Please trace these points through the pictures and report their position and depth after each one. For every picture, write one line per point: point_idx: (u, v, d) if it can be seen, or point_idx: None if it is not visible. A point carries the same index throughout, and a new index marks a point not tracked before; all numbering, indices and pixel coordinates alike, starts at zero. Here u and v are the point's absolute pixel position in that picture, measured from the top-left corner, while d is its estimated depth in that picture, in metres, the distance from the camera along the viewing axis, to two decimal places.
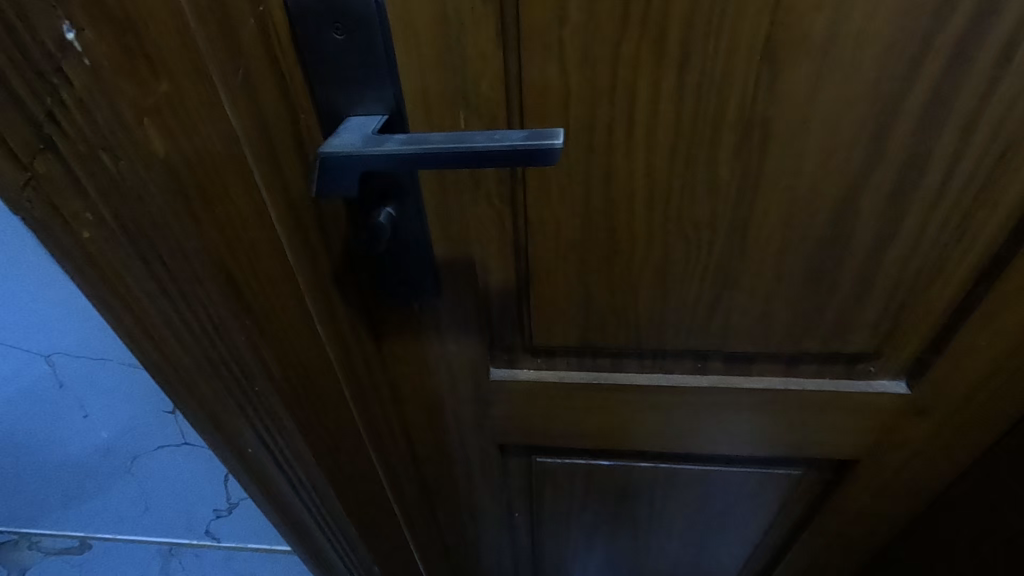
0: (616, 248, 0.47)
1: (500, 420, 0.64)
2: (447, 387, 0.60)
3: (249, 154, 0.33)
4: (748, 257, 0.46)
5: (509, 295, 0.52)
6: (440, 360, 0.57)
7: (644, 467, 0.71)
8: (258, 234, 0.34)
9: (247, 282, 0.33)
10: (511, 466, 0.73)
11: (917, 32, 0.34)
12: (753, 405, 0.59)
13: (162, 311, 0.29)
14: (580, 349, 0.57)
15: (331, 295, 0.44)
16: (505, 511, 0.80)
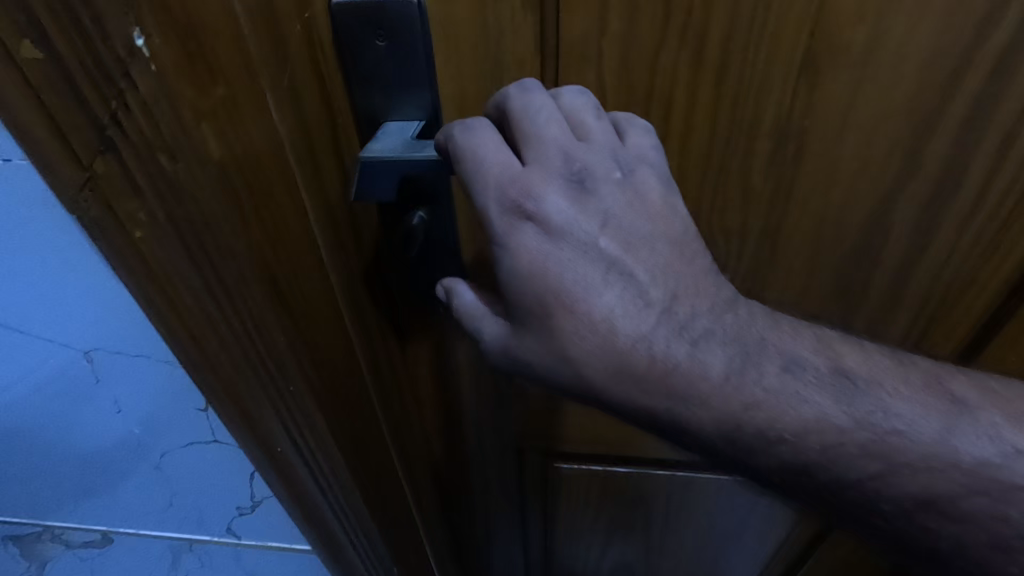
0: None
1: (520, 423, 0.64)
2: (469, 389, 0.60)
3: (291, 156, 0.33)
4: (777, 266, 0.46)
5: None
6: (463, 362, 0.57)
7: (661, 474, 0.71)
8: (297, 234, 0.34)
9: (286, 281, 0.34)
10: (528, 471, 0.73)
11: (959, 46, 0.34)
12: None
13: (207, 311, 0.29)
14: None
15: (361, 295, 0.44)
16: (518, 515, 0.79)
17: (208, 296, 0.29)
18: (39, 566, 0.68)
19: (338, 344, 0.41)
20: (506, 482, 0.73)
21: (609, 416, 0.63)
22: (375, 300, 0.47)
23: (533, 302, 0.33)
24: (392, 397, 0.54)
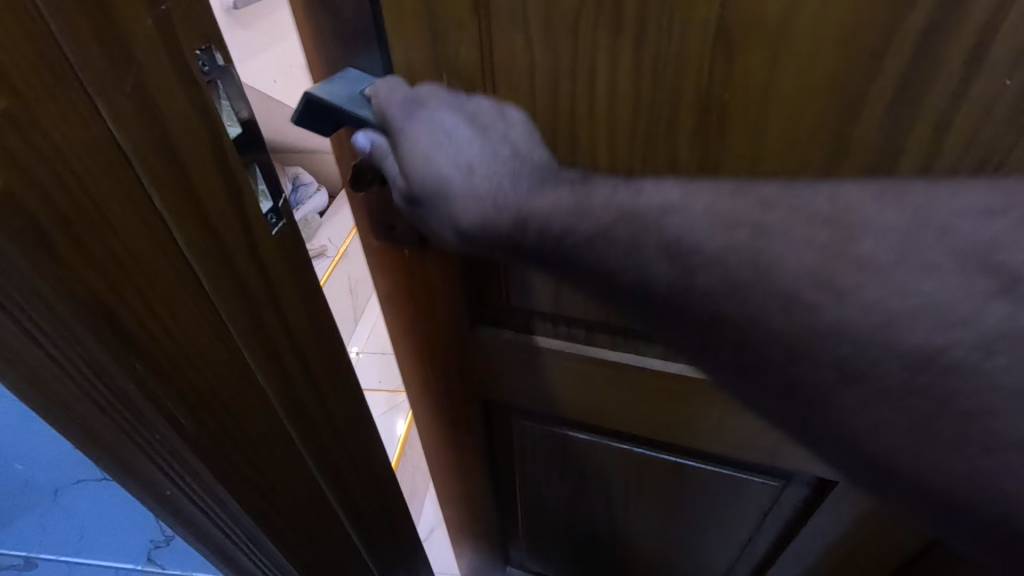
0: None
1: (481, 375, 0.68)
2: (435, 336, 0.65)
3: (146, 183, 0.30)
4: None
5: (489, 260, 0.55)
6: (428, 311, 0.62)
7: (618, 445, 0.74)
8: (154, 265, 0.31)
9: (135, 317, 0.30)
10: (496, 420, 0.78)
11: (875, 27, 0.30)
12: (730, 407, 0.58)
13: (22, 342, 0.27)
14: (555, 316, 0.59)
15: (272, 331, 0.40)
16: (487, 467, 0.85)
17: (29, 342, 0.27)
18: (29, 566, 0.64)
19: (231, 376, 0.38)
20: (472, 433, 0.79)
21: (565, 383, 0.65)
22: (287, 330, 0.42)
23: (416, 179, 0.37)
24: (327, 423, 0.50)
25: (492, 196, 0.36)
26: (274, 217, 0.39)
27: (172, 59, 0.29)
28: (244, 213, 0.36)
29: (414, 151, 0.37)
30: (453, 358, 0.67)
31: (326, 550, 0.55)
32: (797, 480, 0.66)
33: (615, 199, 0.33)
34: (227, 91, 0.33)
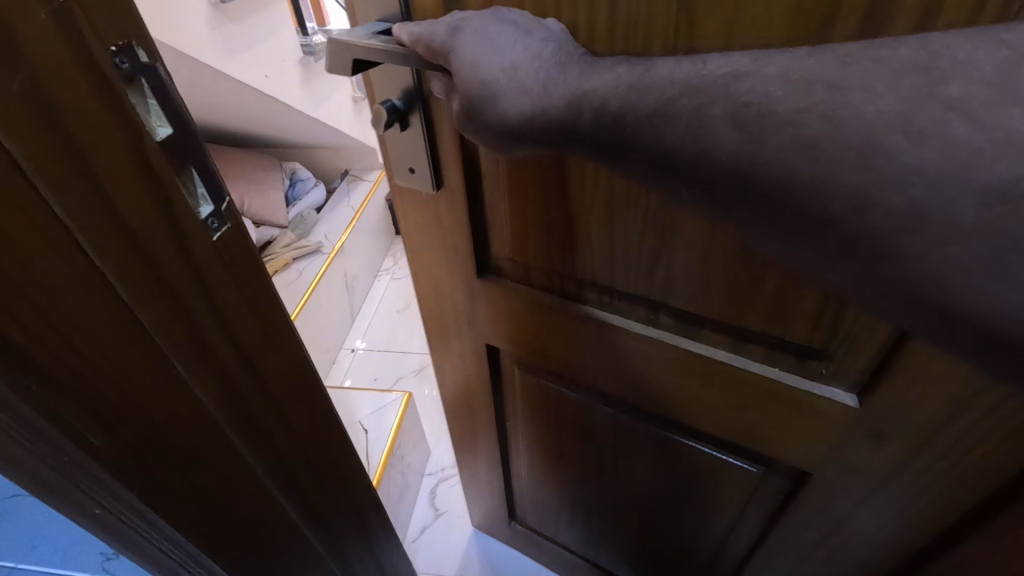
0: (567, 196, 0.54)
1: (485, 322, 0.74)
2: (447, 275, 0.71)
3: (43, 189, 0.28)
4: (680, 219, 0.51)
5: (490, 214, 0.60)
6: (443, 248, 0.67)
7: (606, 410, 0.78)
8: (60, 275, 0.29)
9: (34, 333, 0.29)
10: (500, 363, 0.82)
11: None
12: (707, 368, 0.64)
13: None
14: (558, 270, 0.62)
15: (213, 341, 0.39)
16: (485, 415, 0.92)
17: None
18: None
19: (157, 387, 0.36)
20: (473, 372, 0.84)
21: (559, 335, 0.70)
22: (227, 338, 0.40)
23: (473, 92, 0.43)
24: (279, 429, 0.48)
25: (534, 92, 0.41)
26: (213, 221, 0.37)
27: (76, 57, 0.27)
28: (175, 219, 0.34)
29: (467, 68, 0.42)
30: (458, 297, 0.73)
31: (279, 557, 0.54)
32: (778, 471, 0.70)
33: (677, 84, 0.36)
34: (156, 88, 0.31)
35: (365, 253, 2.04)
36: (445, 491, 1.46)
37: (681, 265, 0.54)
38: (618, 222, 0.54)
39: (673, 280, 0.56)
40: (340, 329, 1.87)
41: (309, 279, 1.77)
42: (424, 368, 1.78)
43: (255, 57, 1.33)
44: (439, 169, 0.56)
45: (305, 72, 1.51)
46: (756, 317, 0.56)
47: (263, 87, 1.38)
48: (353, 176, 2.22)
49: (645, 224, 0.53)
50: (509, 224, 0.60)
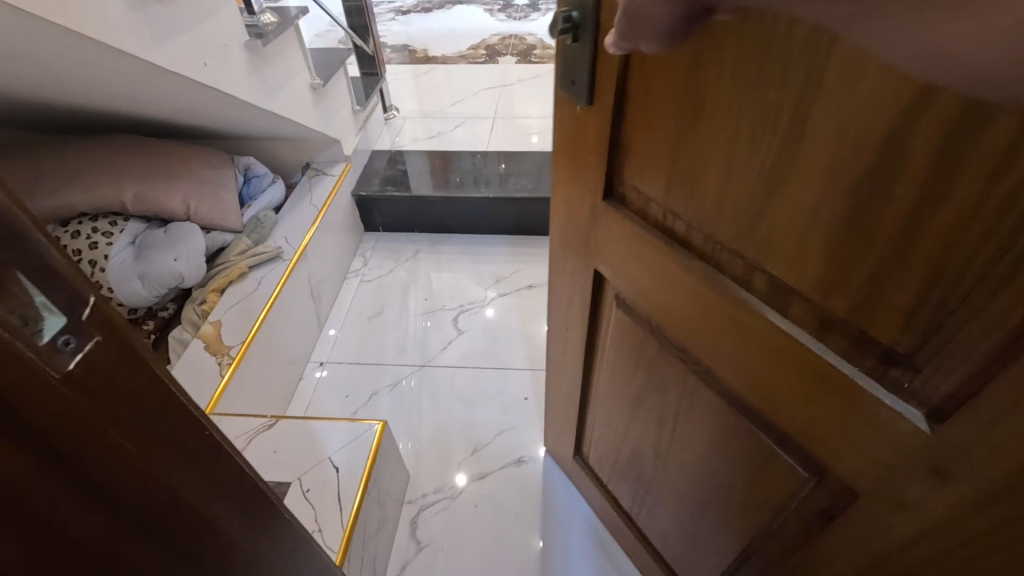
0: (700, 109, 0.44)
1: (602, 253, 0.67)
2: (580, 187, 0.65)
3: None
4: (802, 149, 0.38)
5: (631, 129, 0.53)
6: (582, 161, 0.62)
7: (673, 368, 0.64)
8: None
9: None
10: (598, 295, 0.74)
11: None
12: (776, 355, 0.48)
13: None
14: (669, 211, 0.54)
15: (57, 501, 0.26)
16: (588, 352, 0.83)
17: None
18: None
19: None
20: (579, 290, 0.77)
21: (652, 274, 0.59)
22: (86, 502, 0.27)
23: None
24: (232, 533, 0.37)
25: None
26: (70, 338, 0.25)
27: None
28: None
29: None
30: (586, 221, 0.67)
31: None
32: (824, 487, 0.51)
33: None
34: None
35: (329, 247, 1.45)
36: (427, 522, 1.05)
37: (781, 225, 0.42)
38: (727, 155, 0.44)
39: (773, 244, 0.44)
40: (300, 344, 1.31)
41: (262, 302, 1.16)
42: (398, 386, 1.28)
43: (185, 41, 0.88)
44: (595, 84, 0.54)
45: (251, 60, 1.08)
46: (844, 298, 0.41)
47: (203, 80, 0.94)
48: (314, 169, 1.54)
49: (760, 166, 0.42)
50: (633, 147, 0.55)
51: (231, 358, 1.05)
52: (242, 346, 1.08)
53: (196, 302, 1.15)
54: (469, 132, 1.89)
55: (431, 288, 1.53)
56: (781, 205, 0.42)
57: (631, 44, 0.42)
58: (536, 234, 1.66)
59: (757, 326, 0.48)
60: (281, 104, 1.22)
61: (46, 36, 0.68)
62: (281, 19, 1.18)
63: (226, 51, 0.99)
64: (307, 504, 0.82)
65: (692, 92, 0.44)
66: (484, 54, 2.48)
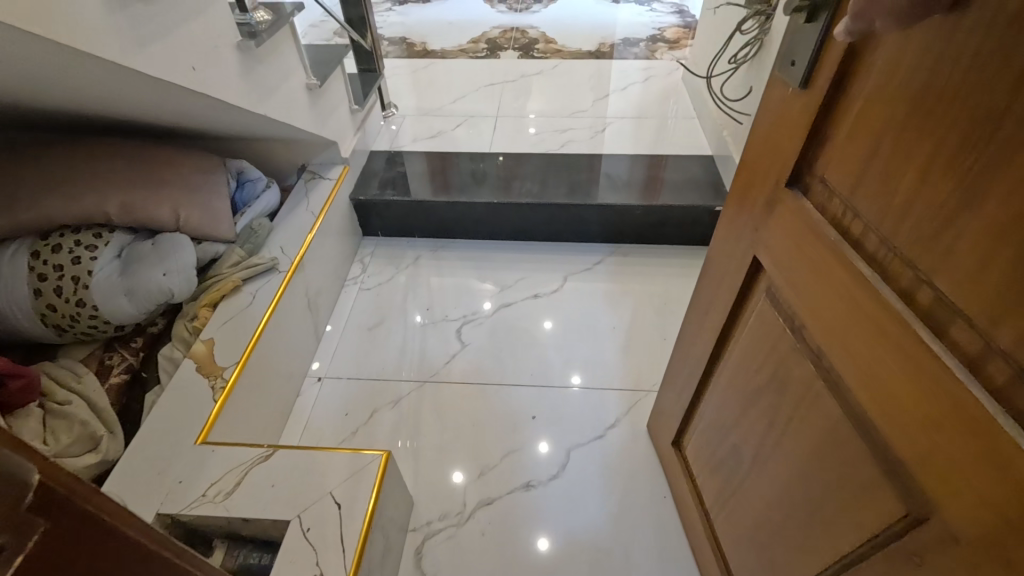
0: (921, 100, 0.42)
1: (767, 237, 0.65)
2: (768, 167, 0.63)
3: None
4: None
5: (841, 117, 0.51)
6: (777, 142, 0.61)
7: (801, 372, 0.61)
8: None
9: None
10: (750, 281, 0.72)
11: None
12: (912, 374, 0.44)
13: None
14: (848, 205, 0.51)
15: None
16: (724, 338, 0.81)
17: None
18: None
19: None
20: (734, 274, 0.75)
21: (809, 266, 0.57)
22: None
23: None
24: None
25: None
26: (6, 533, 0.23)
27: None
28: None
29: None
30: (762, 201, 0.65)
31: None
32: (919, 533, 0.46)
33: None
34: None
35: (326, 254, 1.39)
36: (430, 554, 1.00)
37: (969, 238, 0.39)
38: (934, 154, 0.41)
39: (953, 258, 0.41)
40: (297, 356, 1.25)
41: (257, 317, 1.10)
42: (401, 403, 1.22)
43: (171, 45, 0.81)
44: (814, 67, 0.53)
45: (244, 61, 1.01)
46: (1014, 328, 0.36)
47: (195, 87, 0.88)
48: (309, 171, 1.48)
49: (965, 171, 0.39)
50: (836, 136, 0.52)
51: (226, 381, 0.98)
52: (237, 368, 1.01)
53: (188, 318, 1.09)
54: (471, 130, 1.83)
55: (431, 296, 1.48)
56: (977, 215, 0.38)
57: (860, 27, 0.42)
58: (539, 239, 1.61)
59: (904, 345, 0.45)
60: (277, 107, 1.15)
61: (19, 48, 0.62)
62: (276, 16, 1.11)
63: (217, 53, 0.92)
64: (306, 546, 0.77)
65: (917, 83, 0.42)
66: (485, 47, 2.41)
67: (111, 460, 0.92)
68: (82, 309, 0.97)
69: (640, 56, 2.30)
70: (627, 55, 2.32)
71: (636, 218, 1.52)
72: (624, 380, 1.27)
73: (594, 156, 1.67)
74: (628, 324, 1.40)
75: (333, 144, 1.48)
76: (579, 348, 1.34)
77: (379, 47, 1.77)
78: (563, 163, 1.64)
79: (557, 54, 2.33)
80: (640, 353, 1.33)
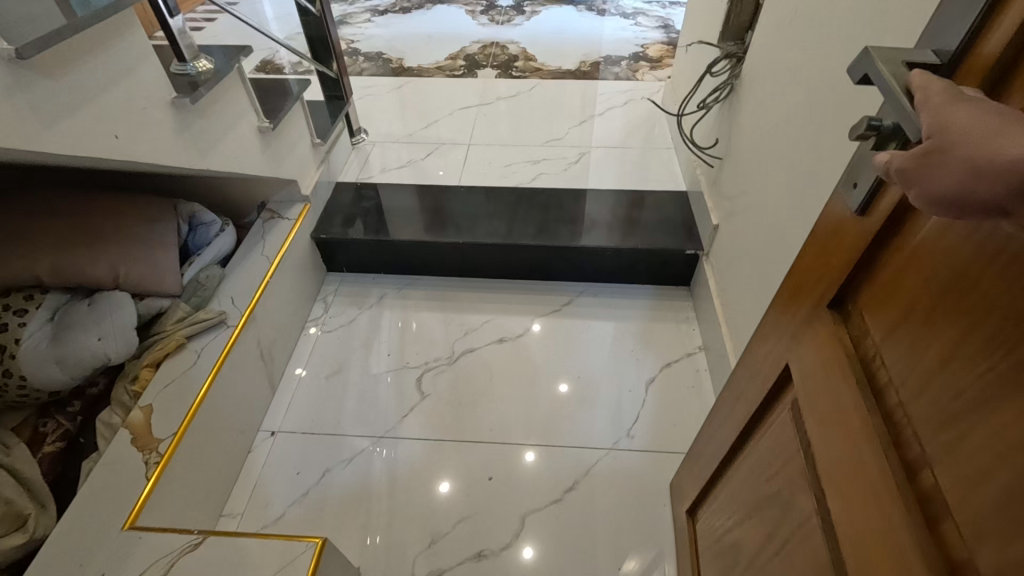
0: (967, 274, 0.36)
1: (799, 353, 0.58)
2: (811, 280, 0.56)
3: None
4: None
5: (891, 258, 0.44)
6: (822, 260, 0.53)
7: (802, 504, 0.56)
8: None
9: None
10: (774, 388, 0.65)
11: None
12: (897, 560, 0.40)
13: None
14: (877, 351, 0.45)
15: None
16: (744, 437, 0.74)
17: None
18: None
19: None
20: (761, 375, 0.68)
21: (828, 401, 0.51)
22: None
23: None
24: None
25: None
26: None
27: None
28: None
29: None
30: (801, 315, 0.58)
31: None
32: None
33: None
34: None
35: (283, 300, 1.35)
36: None
37: (979, 442, 0.34)
38: (966, 338, 0.35)
39: (959, 452, 0.36)
40: (249, 409, 1.21)
41: (198, 381, 1.05)
42: (354, 461, 1.19)
43: (87, 118, 0.77)
44: (876, 199, 0.45)
45: (179, 119, 0.96)
46: (1002, 554, 0.32)
47: (116, 156, 0.83)
48: (268, 211, 1.43)
49: (991, 369, 0.33)
50: (882, 276, 0.45)
51: (160, 456, 0.94)
52: (173, 440, 0.96)
53: (128, 379, 1.05)
54: (441, 161, 1.78)
55: (399, 341, 1.43)
56: (989, 422, 0.33)
57: (900, 173, 0.34)
58: (507, 278, 1.57)
59: (896, 523, 0.40)
60: (222, 159, 1.10)
61: None
62: (220, 66, 1.06)
63: (144, 116, 0.87)
64: None
65: (967, 255, 0.36)
66: (462, 65, 2.35)
67: (40, 538, 0.87)
68: (9, 379, 0.93)
69: (621, 77, 2.24)
70: (608, 75, 2.26)
71: (605, 259, 1.47)
72: (589, 437, 1.23)
73: (567, 191, 1.63)
74: (595, 371, 1.36)
75: (293, 183, 1.42)
76: (541, 400, 1.30)
77: (344, 73, 1.72)
78: (534, 200, 1.60)
79: (537, 73, 2.27)
80: (606, 405, 1.29)
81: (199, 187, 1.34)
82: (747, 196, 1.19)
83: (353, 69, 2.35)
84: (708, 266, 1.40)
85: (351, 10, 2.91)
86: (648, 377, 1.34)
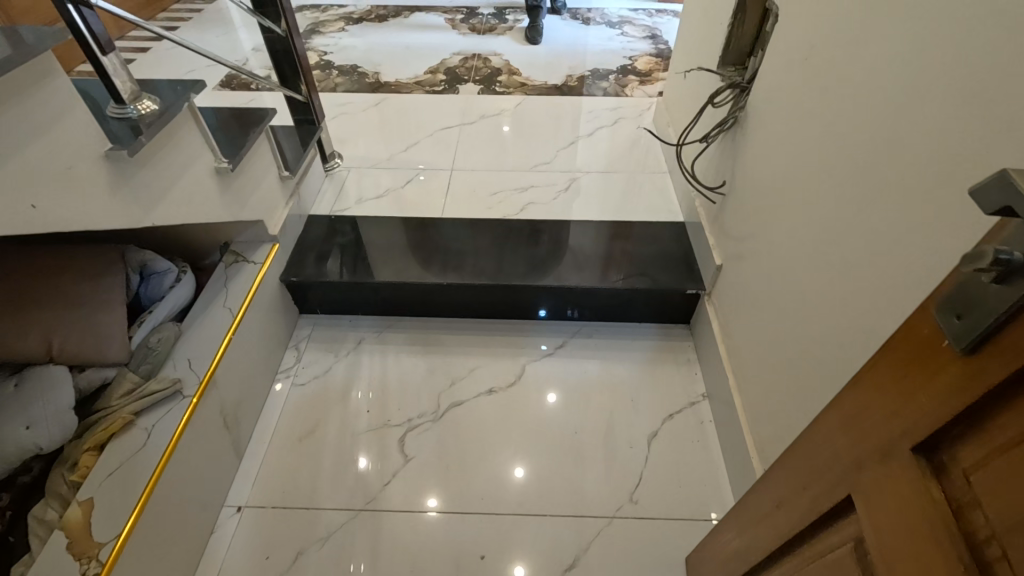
0: None
1: (869, 490, 0.48)
2: (889, 408, 0.46)
3: None
4: None
5: (1016, 423, 0.35)
6: (908, 390, 0.44)
7: None
8: None
9: None
10: (831, 513, 0.55)
11: None
12: None
13: None
14: (998, 537, 0.36)
15: None
16: (785, 550, 0.65)
17: None
18: None
19: None
20: (812, 492, 0.58)
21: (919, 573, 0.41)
22: None
23: None
24: None
25: None
26: None
27: None
28: None
29: None
30: (873, 444, 0.48)
31: None
32: None
33: None
34: None
35: (250, 354, 1.22)
36: None
37: None
38: None
39: None
40: (212, 482, 1.08)
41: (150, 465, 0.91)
42: (331, 539, 1.07)
43: None
44: (995, 343, 0.36)
45: (112, 175, 0.82)
46: None
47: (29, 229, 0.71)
48: (231, 253, 1.28)
49: None
50: (1004, 439, 0.36)
51: (101, 566, 0.81)
52: (117, 543, 0.83)
53: (65, 466, 0.92)
54: (422, 189, 1.66)
55: (382, 393, 1.31)
56: None
57: None
58: (496, 317, 1.46)
59: None
60: (172, 210, 0.97)
61: None
62: (165, 105, 0.92)
63: (70, 175, 0.75)
64: None
65: None
66: (443, 80, 2.23)
67: None
68: None
69: (609, 92, 2.14)
70: (596, 90, 2.16)
71: (601, 299, 1.37)
72: (589, 502, 1.13)
73: (557, 223, 1.53)
74: (595, 424, 1.26)
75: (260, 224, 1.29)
76: (534, 460, 1.20)
77: (314, 96, 1.59)
78: (523, 233, 1.49)
79: (521, 88, 2.16)
80: (605, 464, 1.19)
81: (151, 231, 1.21)
82: (755, 239, 1.10)
83: (326, 84, 2.21)
84: (712, 308, 1.30)
85: (325, 18, 2.77)
86: (651, 432, 1.24)
